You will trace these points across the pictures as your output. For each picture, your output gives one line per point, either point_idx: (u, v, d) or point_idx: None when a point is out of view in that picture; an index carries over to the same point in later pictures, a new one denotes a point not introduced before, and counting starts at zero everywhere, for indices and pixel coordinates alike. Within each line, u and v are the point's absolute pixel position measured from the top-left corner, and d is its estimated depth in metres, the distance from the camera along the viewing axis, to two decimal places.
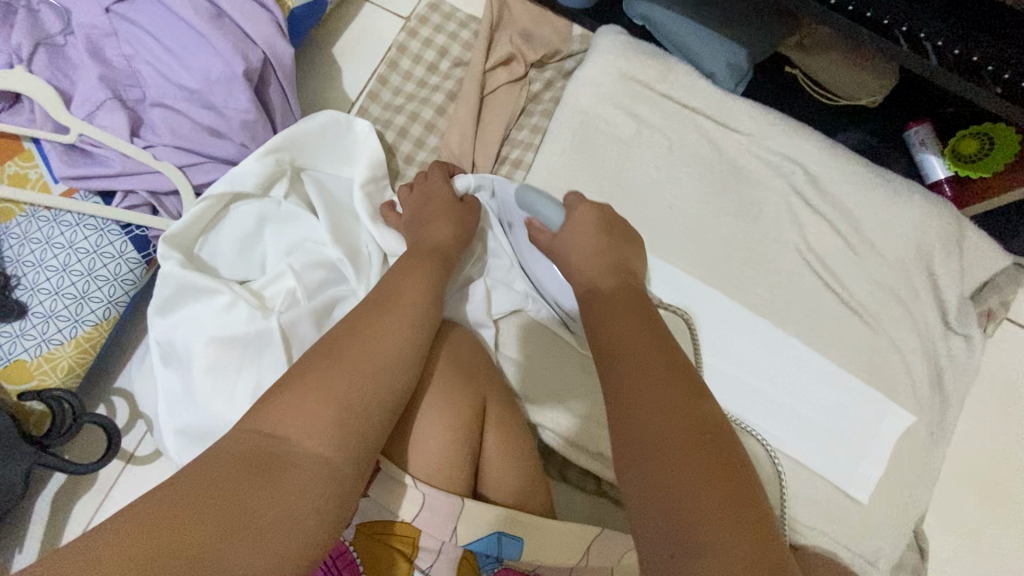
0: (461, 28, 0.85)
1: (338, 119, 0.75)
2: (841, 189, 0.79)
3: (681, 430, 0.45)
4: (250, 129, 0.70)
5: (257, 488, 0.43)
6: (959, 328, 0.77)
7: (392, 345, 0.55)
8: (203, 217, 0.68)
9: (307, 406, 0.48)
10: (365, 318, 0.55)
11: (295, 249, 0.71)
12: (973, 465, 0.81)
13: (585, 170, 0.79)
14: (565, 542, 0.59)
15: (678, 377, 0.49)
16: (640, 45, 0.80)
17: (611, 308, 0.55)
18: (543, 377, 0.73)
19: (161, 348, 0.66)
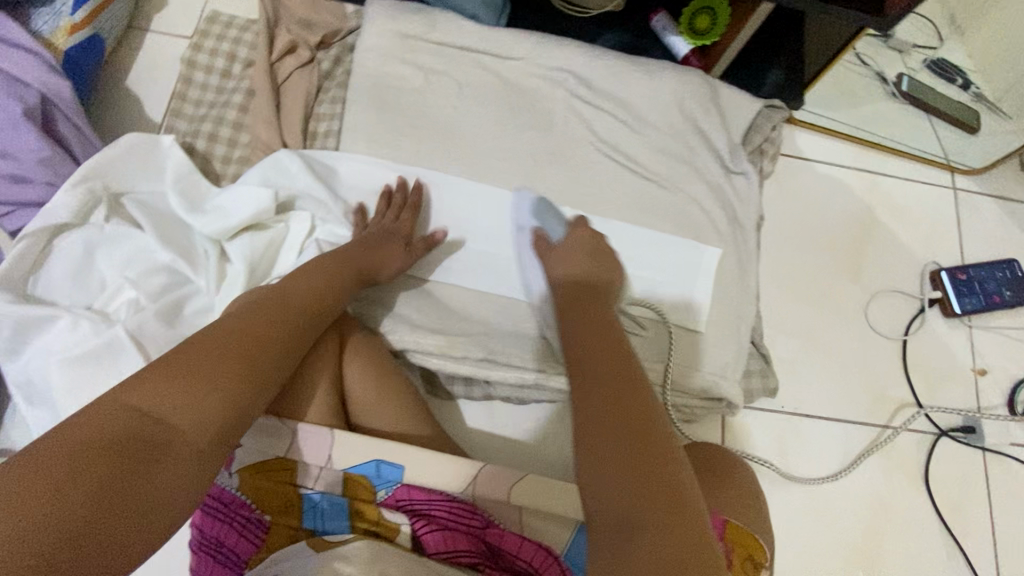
0: (244, 33, 0.91)
1: (141, 138, 0.79)
2: (609, 81, 0.91)
3: (630, 425, 0.47)
4: (49, 164, 0.74)
5: (134, 472, 0.44)
6: (735, 168, 0.91)
7: (280, 343, 0.59)
8: (27, 257, 0.71)
9: (194, 397, 0.49)
10: (260, 325, 0.58)
11: (129, 263, 0.74)
12: (782, 279, 0.98)
13: (389, 123, 0.87)
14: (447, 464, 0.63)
15: (631, 363, 0.53)
16: (404, 5, 0.89)
17: (607, 347, 0.55)
18: (401, 311, 0.79)
19: (19, 388, 0.68)
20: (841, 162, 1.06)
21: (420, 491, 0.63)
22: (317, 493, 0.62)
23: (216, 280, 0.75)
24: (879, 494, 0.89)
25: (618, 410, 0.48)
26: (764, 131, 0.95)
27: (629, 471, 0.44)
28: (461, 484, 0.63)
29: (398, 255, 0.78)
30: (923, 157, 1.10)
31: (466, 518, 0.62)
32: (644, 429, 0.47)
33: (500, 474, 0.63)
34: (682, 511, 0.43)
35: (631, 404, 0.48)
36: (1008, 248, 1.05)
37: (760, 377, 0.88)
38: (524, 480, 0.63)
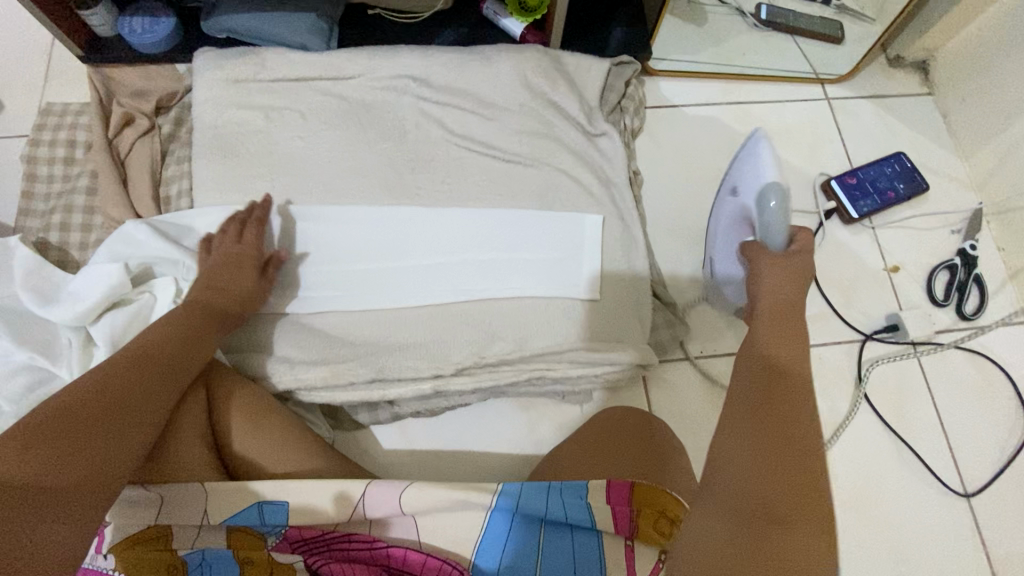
0: (81, 118, 0.91)
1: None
2: (450, 77, 0.91)
3: (767, 385, 0.50)
4: None
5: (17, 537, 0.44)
6: (595, 130, 0.91)
7: (162, 389, 0.59)
8: None
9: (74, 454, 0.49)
10: (141, 370, 0.58)
11: None
12: (679, 226, 0.96)
13: (237, 169, 0.85)
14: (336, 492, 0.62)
15: (796, 336, 0.55)
16: (231, 53, 0.89)
17: (775, 339, 0.55)
18: (286, 352, 0.78)
19: None
20: (710, 101, 1.07)
21: (310, 530, 0.61)
22: (200, 552, 0.59)
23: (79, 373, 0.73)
24: (818, 414, 0.88)
25: (760, 393, 0.49)
26: (618, 89, 0.96)
27: (748, 468, 0.45)
28: (350, 509, 0.62)
29: (244, 270, 0.74)
30: (790, 76, 1.10)
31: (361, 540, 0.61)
32: (783, 396, 0.49)
33: (385, 488, 0.63)
34: (816, 495, 0.43)
35: (793, 384, 0.49)
36: (893, 142, 1.06)
37: (668, 328, 0.87)
38: (414, 486, 0.63)
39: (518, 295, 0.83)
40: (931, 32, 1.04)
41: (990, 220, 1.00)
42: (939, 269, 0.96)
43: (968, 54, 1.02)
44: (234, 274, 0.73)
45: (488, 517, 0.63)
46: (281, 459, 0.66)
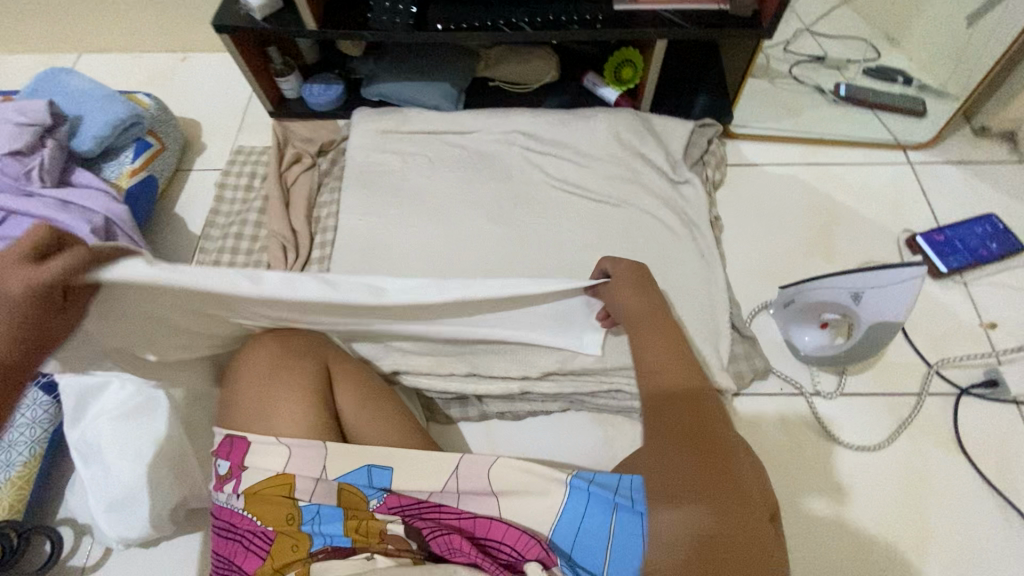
0: (262, 157, 1.16)
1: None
2: (553, 133, 1.07)
3: (666, 399, 0.59)
4: None
5: None
6: (680, 178, 1.02)
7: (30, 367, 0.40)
8: None
9: None
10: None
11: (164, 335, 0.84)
12: (759, 269, 1.01)
13: (374, 198, 1.04)
14: (436, 464, 0.71)
15: (675, 347, 0.64)
16: (381, 111, 1.12)
17: (646, 336, 0.65)
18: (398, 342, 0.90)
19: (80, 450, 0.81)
20: (789, 162, 1.15)
21: (407, 497, 0.71)
22: (315, 508, 0.70)
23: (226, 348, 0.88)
24: (911, 463, 0.84)
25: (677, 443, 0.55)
26: (701, 145, 1.07)
27: (672, 460, 0.54)
28: (444, 483, 0.71)
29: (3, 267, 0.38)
30: (870, 142, 1.17)
31: (453, 514, 0.69)
32: (676, 407, 0.58)
33: (476, 464, 0.70)
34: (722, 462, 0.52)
35: (668, 374, 0.61)
36: (983, 205, 1.07)
37: (747, 360, 0.90)
38: (499, 462, 0.70)
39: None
40: (1015, 102, 1.08)
41: None
42: None
43: None
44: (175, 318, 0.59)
45: (565, 497, 0.68)
46: (388, 428, 0.78)
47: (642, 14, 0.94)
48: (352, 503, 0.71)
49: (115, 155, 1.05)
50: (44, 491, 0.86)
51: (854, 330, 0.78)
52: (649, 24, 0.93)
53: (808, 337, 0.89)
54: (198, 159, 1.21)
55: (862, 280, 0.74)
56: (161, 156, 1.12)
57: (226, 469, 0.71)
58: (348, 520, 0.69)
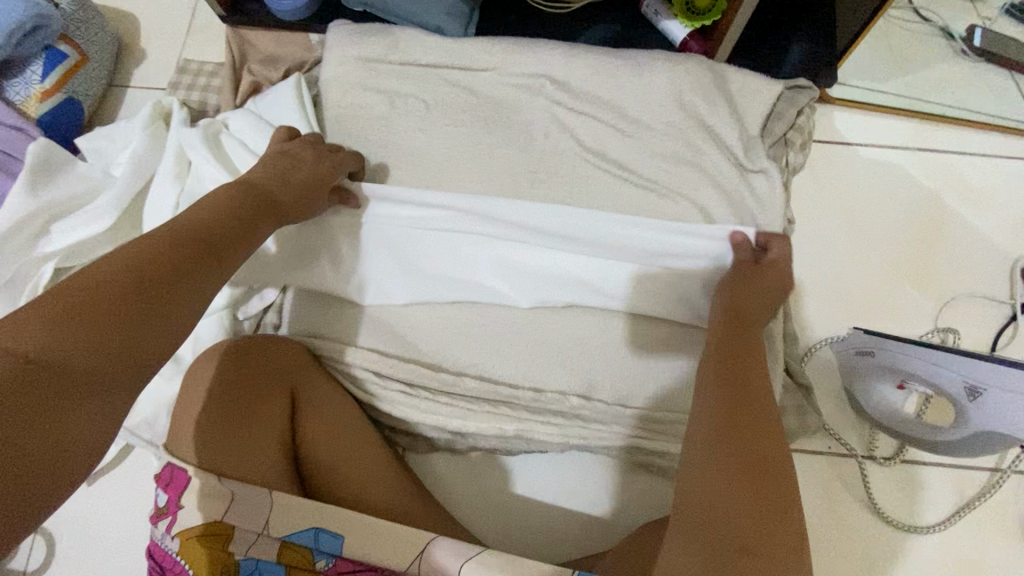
0: (213, 80, 0.89)
1: (94, 166, 0.78)
2: (592, 83, 0.81)
3: (722, 325, 0.63)
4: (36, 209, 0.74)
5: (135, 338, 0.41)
6: (752, 164, 0.78)
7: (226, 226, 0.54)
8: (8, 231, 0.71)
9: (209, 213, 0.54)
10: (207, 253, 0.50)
11: (154, 209, 0.75)
12: (829, 291, 0.81)
13: (352, 154, 0.80)
14: (398, 545, 0.56)
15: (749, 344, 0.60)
16: (365, 29, 0.84)
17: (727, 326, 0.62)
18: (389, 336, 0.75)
19: None
20: (894, 144, 0.89)
21: (361, 563, 0.57)
22: (253, 560, 0.58)
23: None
24: (967, 553, 0.72)
25: (717, 366, 0.58)
26: (787, 118, 0.80)
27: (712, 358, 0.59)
28: (406, 560, 0.56)
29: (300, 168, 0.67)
30: (1004, 125, 0.90)
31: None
32: (732, 346, 0.60)
33: (446, 550, 0.55)
34: (770, 463, 0.50)
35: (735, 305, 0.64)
36: None
37: (798, 414, 0.74)
38: (479, 559, 0.55)
39: (604, 339, 0.73)
40: None
41: None
42: None
43: None
44: (286, 168, 0.65)
45: None
46: (364, 481, 0.65)
47: None
48: (298, 563, 0.58)
49: (18, 69, 0.81)
50: None
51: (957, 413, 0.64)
52: None
53: (876, 394, 0.71)
54: (136, 73, 0.94)
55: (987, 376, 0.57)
56: (82, 70, 0.87)
57: (162, 503, 0.59)
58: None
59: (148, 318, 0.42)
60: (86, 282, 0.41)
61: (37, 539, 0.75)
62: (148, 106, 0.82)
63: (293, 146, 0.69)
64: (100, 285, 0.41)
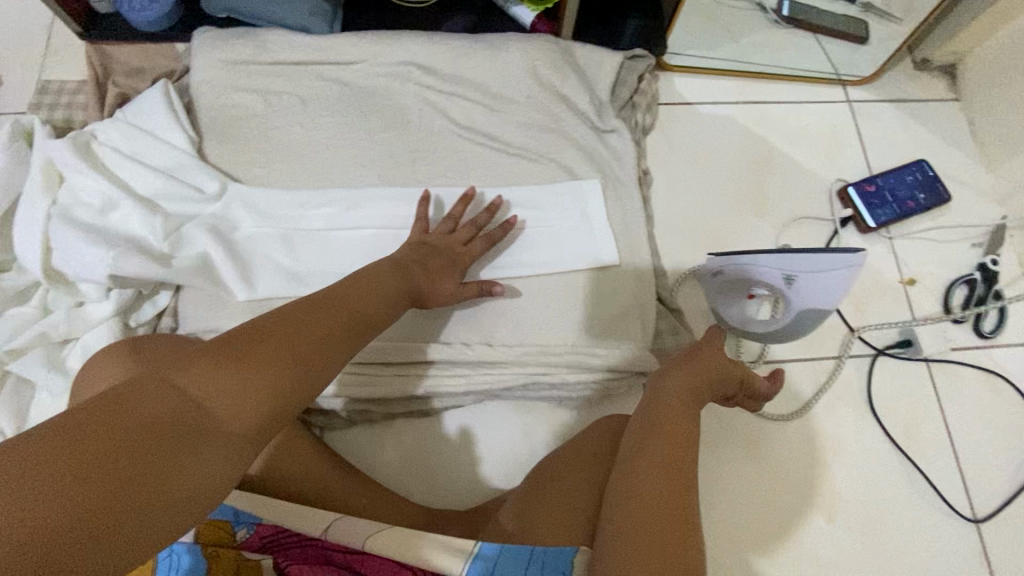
0: (77, 97, 0.88)
1: None
2: (457, 65, 0.88)
3: (678, 397, 0.63)
4: None
5: (190, 454, 0.41)
6: (605, 126, 0.88)
7: (348, 310, 0.57)
8: None
9: (368, 287, 0.61)
10: (297, 361, 0.50)
11: (26, 227, 0.73)
12: (690, 229, 0.93)
13: (232, 153, 0.82)
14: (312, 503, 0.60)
15: (688, 420, 0.62)
16: (230, 33, 0.86)
17: (680, 388, 0.64)
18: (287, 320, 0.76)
19: None
20: (727, 99, 1.03)
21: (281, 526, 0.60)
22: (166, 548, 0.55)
23: (51, 311, 0.74)
24: (823, 429, 0.85)
25: (654, 420, 0.61)
26: (630, 84, 0.92)
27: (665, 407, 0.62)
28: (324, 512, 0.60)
29: (449, 286, 0.72)
30: (811, 76, 1.07)
31: (340, 552, 0.60)
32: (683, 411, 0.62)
33: None
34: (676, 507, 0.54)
35: (689, 381, 0.65)
36: (914, 148, 1.02)
37: (672, 334, 0.84)
38: None
39: (494, 293, 0.80)
40: (960, 34, 1.01)
41: (1014, 233, 0.96)
42: (958, 283, 0.92)
43: (1003, 57, 0.98)
44: (439, 265, 0.72)
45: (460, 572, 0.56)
46: (272, 467, 0.67)
47: None
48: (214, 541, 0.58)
49: None
50: None
51: (787, 307, 0.75)
52: None
53: (733, 308, 0.82)
54: None
55: (800, 264, 0.70)
56: None
57: None
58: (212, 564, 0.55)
59: (219, 433, 0.43)
60: (183, 369, 0.44)
61: None
62: (6, 126, 0.80)
63: (426, 237, 0.75)
64: (191, 377, 0.44)
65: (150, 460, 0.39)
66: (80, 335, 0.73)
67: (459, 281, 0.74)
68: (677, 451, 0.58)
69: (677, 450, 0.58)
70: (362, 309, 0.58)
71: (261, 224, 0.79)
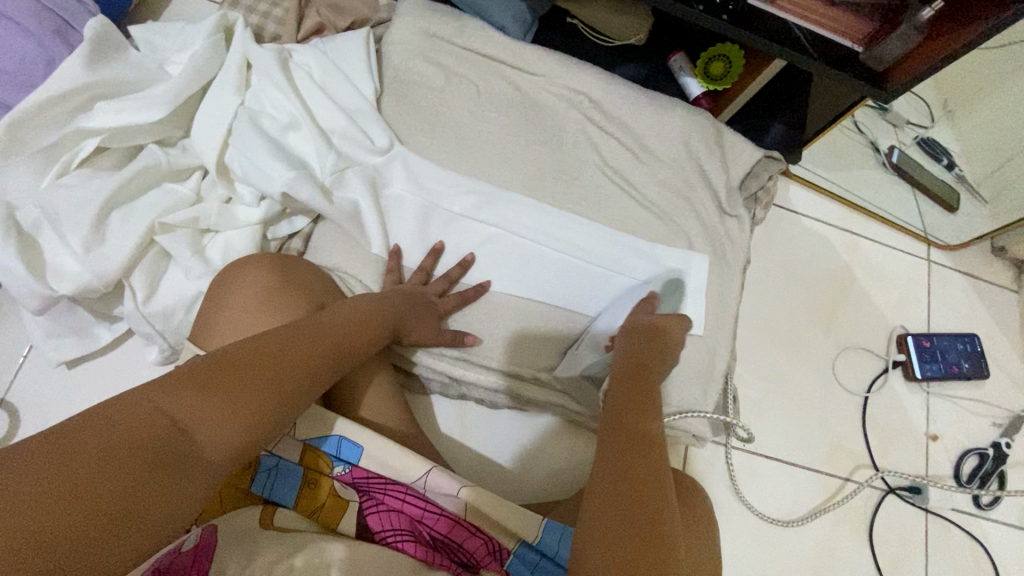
0: (275, 9, 0.93)
1: (147, 57, 0.79)
2: (622, 110, 0.95)
3: (629, 407, 0.60)
4: (69, 75, 0.71)
5: (181, 473, 0.44)
6: (730, 210, 0.95)
7: (343, 341, 0.62)
8: (55, 101, 0.71)
9: (360, 316, 0.67)
10: (291, 382, 0.54)
11: (210, 117, 0.78)
12: (760, 325, 1.03)
13: (403, 115, 0.88)
14: (400, 464, 0.66)
15: (651, 433, 0.57)
16: (436, 8, 0.92)
17: (625, 401, 0.61)
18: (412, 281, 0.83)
19: (34, 221, 0.67)
20: (827, 220, 1.12)
21: (375, 475, 0.65)
22: (275, 457, 0.65)
23: (202, 199, 0.77)
24: (824, 540, 0.92)
25: (614, 442, 0.56)
26: (761, 179, 0.98)
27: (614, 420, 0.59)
28: (413, 475, 0.66)
29: (428, 331, 0.78)
30: (905, 227, 1.16)
31: (416, 504, 0.63)
32: (635, 420, 0.58)
33: (447, 475, 0.66)
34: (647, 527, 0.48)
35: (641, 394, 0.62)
36: (970, 321, 1.12)
37: (728, 413, 0.89)
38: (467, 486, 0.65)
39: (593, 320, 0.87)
40: None
41: None
42: (971, 452, 1.01)
43: None
44: (418, 316, 0.76)
45: (516, 550, 0.63)
46: (369, 418, 0.73)
47: (770, 17, 0.81)
48: (316, 469, 0.65)
49: None
50: None
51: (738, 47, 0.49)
52: (769, 35, 0.81)
53: None
54: None
55: None
56: None
57: None
58: (306, 485, 0.64)
59: (207, 454, 0.46)
60: (186, 383, 0.47)
61: (2, 411, 0.74)
62: (214, 14, 0.83)
63: (418, 287, 0.79)
64: (195, 394, 0.47)
65: (151, 476, 0.42)
66: (223, 231, 0.76)
67: (436, 327, 0.79)
68: (629, 461, 0.53)
69: (627, 460, 0.53)
70: (352, 341, 0.63)
71: (411, 189, 0.85)
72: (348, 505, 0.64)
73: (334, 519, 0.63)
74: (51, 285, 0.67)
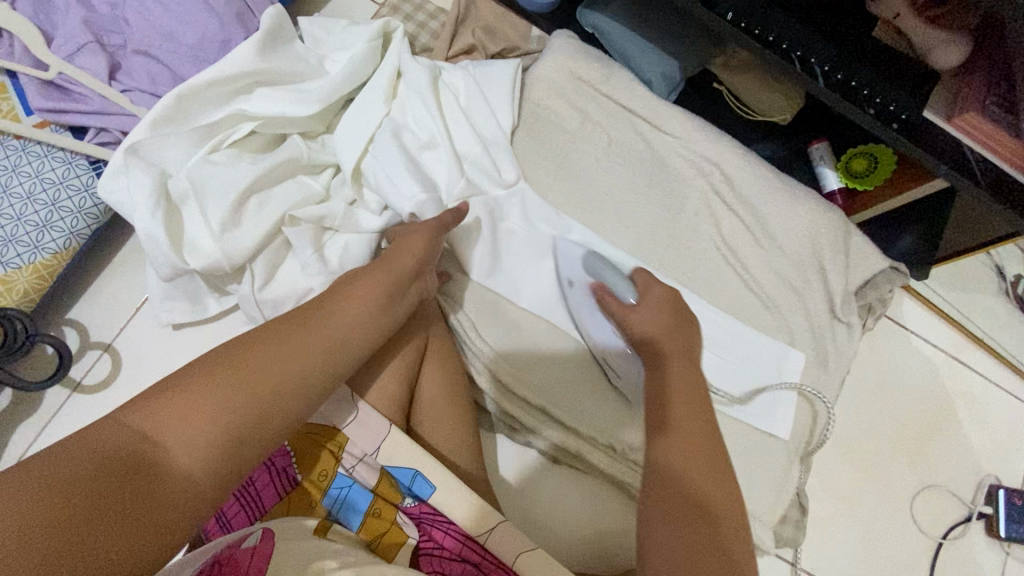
0: (431, 22, 0.95)
1: (310, 51, 0.81)
2: (752, 189, 0.91)
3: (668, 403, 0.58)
4: (237, 58, 0.74)
5: (152, 489, 0.45)
6: (843, 316, 0.89)
7: (341, 338, 0.59)
8: (220, 81, 0.74)
9: (362, 312, 0.62)
10: (260, 384, 0.52)
11: (354, 120, 0.80)
12: (841, 438, 0.97)
13: (532, 151, 0.88)
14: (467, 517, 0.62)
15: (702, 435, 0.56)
16: (586, 50, 0.91)
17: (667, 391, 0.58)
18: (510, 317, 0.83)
19: (181, 191, 0.70)
20: (937, 343, 1.05)
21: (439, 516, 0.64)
22: (350, 479, 0.65)
23: (330, 197, 0.78)
24: None
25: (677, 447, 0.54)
26: (880, 291, 0.91)
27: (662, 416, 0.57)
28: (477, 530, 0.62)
29: None
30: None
31: (475, 552, 0.62)
32: (691, 422, 0.56)
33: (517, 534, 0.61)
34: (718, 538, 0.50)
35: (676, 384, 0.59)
36: None
37: (794, 528, 0.84)
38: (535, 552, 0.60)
39: None
40: None
41: None
42: None
43: None
44: None
45: None
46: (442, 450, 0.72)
47: (939, 134, 0.77)
48: (384, 497, 0.66)
49: None
50: (80, 265, 0.81)
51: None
52: (937, 154, 0.76)
53: None
54: None
55: None
56: None
57: None
58: (371, 512, 0.65)
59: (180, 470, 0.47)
60: (167, 397, 0.49)
61: (106, 356, 0.80)
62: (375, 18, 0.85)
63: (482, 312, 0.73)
64: (169, 406, 0.49)
65: (116, 493, 0.44)
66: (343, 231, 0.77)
67: None
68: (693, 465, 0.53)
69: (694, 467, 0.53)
70: (349, 340, 0.60)
71: (526, 227, 0.84)
72: (406, 539, 0.64)
73: (388, 548, 0.64)
74: (184, 256, 0.70)
